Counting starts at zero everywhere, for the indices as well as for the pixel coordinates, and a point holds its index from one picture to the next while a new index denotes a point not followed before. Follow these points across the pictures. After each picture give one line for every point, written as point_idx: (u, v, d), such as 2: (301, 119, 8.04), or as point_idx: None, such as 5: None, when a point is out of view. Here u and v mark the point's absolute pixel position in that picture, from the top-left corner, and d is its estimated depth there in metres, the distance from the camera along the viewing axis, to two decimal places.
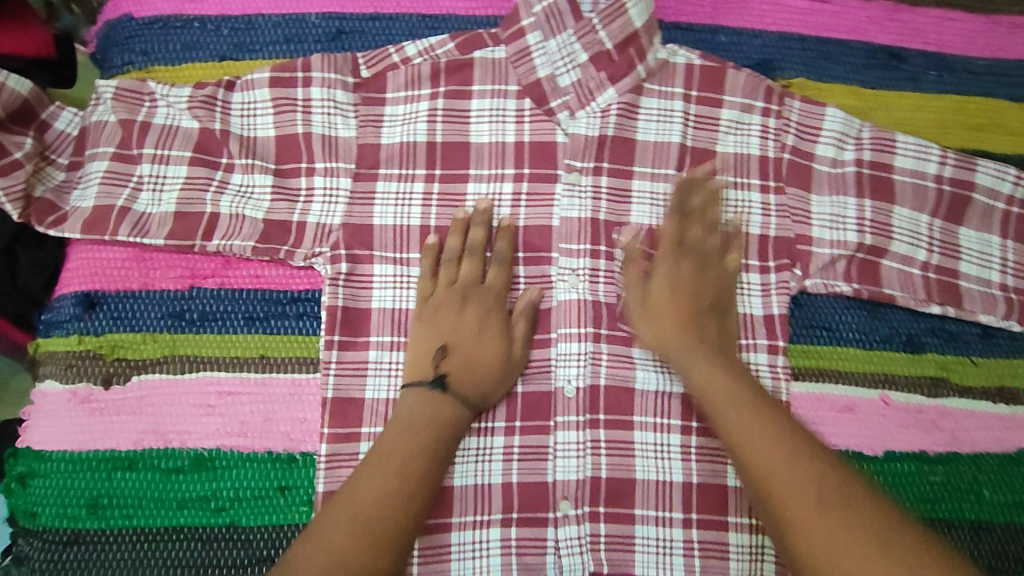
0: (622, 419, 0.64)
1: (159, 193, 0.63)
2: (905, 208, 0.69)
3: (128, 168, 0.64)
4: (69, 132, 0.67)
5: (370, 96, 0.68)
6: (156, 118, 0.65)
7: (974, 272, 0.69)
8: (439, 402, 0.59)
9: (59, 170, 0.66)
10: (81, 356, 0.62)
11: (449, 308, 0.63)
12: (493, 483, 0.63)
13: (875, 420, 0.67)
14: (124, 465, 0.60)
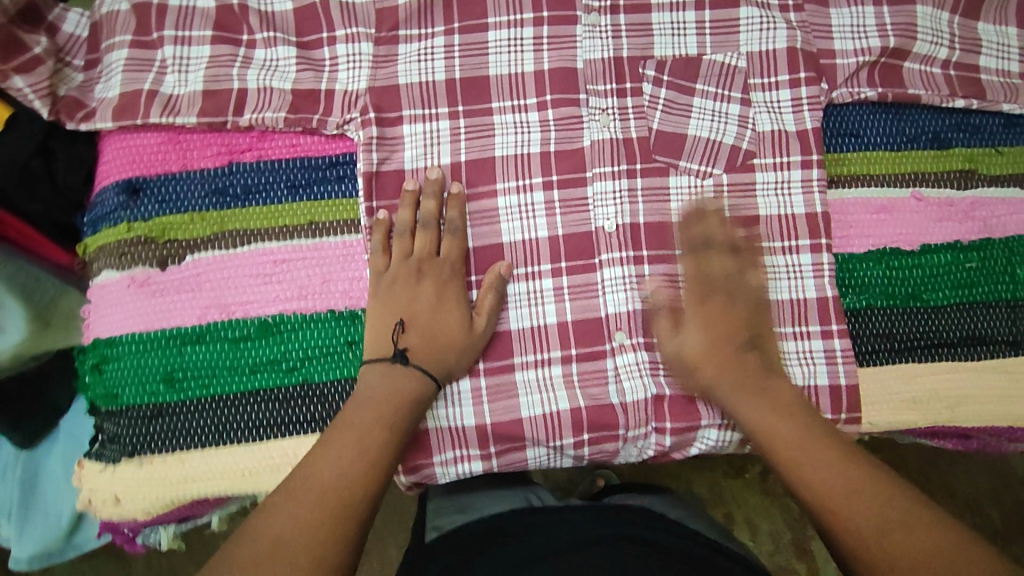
0: (665, 253, 0.66)
1: (184, 73, 0.63)
2: (926, 7, 0.69)
3: (149, 53, 0.64)
4: (80, 34, 0.67)
5: None
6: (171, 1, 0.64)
7: (993, 65, 0.69)
8: (399, 377, 0.58)
9: (77, 72, 0.66)
10: (132, 242, 0.62)
11: (405, 283, 0.61)
12: (549, 324, 0.64)
13: (912, 217, 0.68)
14: (193, 339, 0.61)
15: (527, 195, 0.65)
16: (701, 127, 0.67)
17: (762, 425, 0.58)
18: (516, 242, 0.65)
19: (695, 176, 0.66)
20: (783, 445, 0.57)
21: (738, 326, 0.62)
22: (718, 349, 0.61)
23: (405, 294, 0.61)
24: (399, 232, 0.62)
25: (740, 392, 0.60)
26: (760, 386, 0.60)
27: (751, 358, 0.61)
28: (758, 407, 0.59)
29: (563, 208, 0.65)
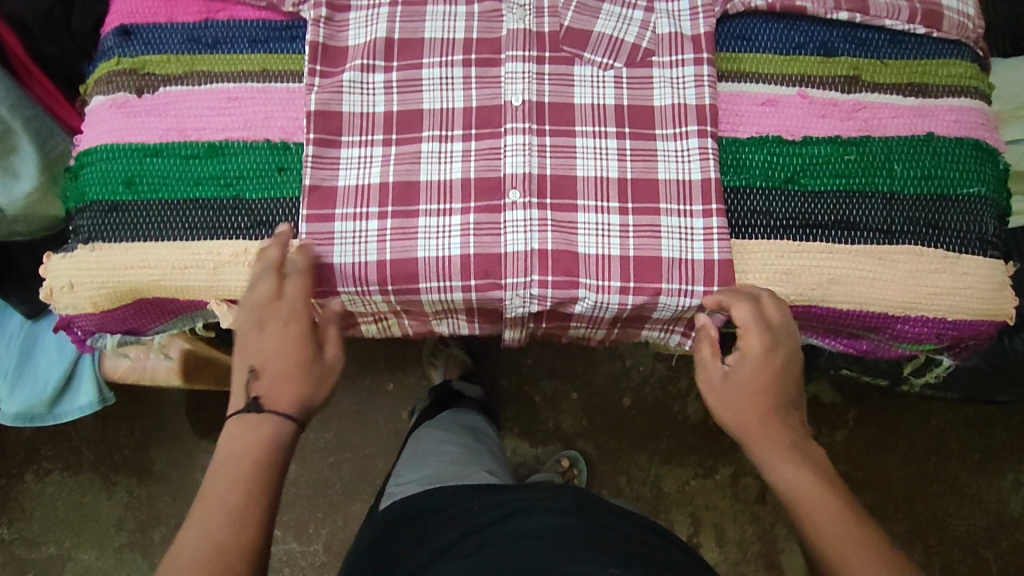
0: (565, 128, 0.74)
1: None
2: None
3: None
4: None
5: None
6: None
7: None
8: (257, 425, 0.63)
9: None
10: (118, 74, 0.76)
11: (256, 328, 0.66)
12: (453, 178, 0.73)
13: (795, 112, 0.74)
14: (153, 153, 0.73)
15: (448, 70, 0.75)
16: (606, 26, 0.76)
17: (818, 518, 0.58)
18: (434, 110, 0.75)
19: (597, 67, 0.76)
20: (799, 496, 0.60)
21: (766, 387, 0.65)
22: (760, 415, 0.64)
23: (247, 331, 0.66)
24: (262, 300, 0.66)
25: (781, 473, 0.61)
26: (846, 521, 0.57)
27: (780, 422, 0.64)
28: (824, 513, 0.58)
29: (478, 83, 0.75)
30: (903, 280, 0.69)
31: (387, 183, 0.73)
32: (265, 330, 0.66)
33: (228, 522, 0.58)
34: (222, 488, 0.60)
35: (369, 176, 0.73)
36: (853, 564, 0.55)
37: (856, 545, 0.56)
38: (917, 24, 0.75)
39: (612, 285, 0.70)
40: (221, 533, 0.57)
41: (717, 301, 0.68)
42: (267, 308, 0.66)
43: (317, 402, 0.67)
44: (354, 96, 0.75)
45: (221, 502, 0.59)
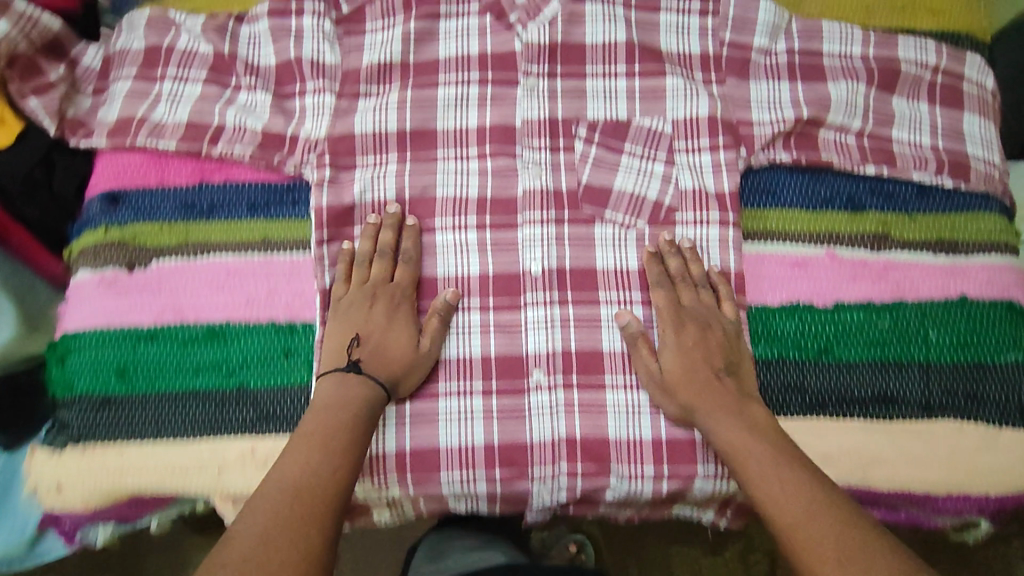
0: (588, 297, 0.71)
1: (146, 100, 0.73)
2: (842, 83, 0.74)
3: (148, 86, 0.73)
4: (94, 64, 0.77)
5: (353, 29, 0.77)
6: (179, 44, 0.75)
7: (908, 138, 0.73)
8: (350, 384, 0.62)
9: (86, 97, 0.75)
10: (106, 246, 0.70)
11: (358, 303, 0.67)
12: (474, 355, 0.69)
13: (825, 274, 0.71)
14: (147, 338, 0.68)
15: (463, 234, 0.72)
16: (626, 182, 0.73)
17: (762, 488, 0.57)
18: (449, 276, 0.72)
19: (619, 226, 0.72)
20: (744, 457, 0.60)
21: (701, 360, 0.66)
22: (698, 402, 0.64)
23: (348, 299, 0.67)
24: (359, 261, 0.69)
25: (724, 438, 0.62)
26: (802, 499, 0.55)
27: (722, 394, 0.64)
28: (767, 480, 0.58)
29: (494, 247, 0.72)
30: (941, 457, 0.67)
31: None
32: (376, 323, 0.66)
33: (297, 484, 0.55)
34: (312, 427, 0.59)
35: None
36: (800, 513, 0.54)
37: (807, 515, 0.54)
38: (944, 175, 0.72)
39: (645, 472, 0.67)
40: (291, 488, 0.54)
41: (653, 258, 0.71)
42: (356, 310, 0.67)
43: (405, 380, 0.66)
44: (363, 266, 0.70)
45: (302, 459, 0.57)
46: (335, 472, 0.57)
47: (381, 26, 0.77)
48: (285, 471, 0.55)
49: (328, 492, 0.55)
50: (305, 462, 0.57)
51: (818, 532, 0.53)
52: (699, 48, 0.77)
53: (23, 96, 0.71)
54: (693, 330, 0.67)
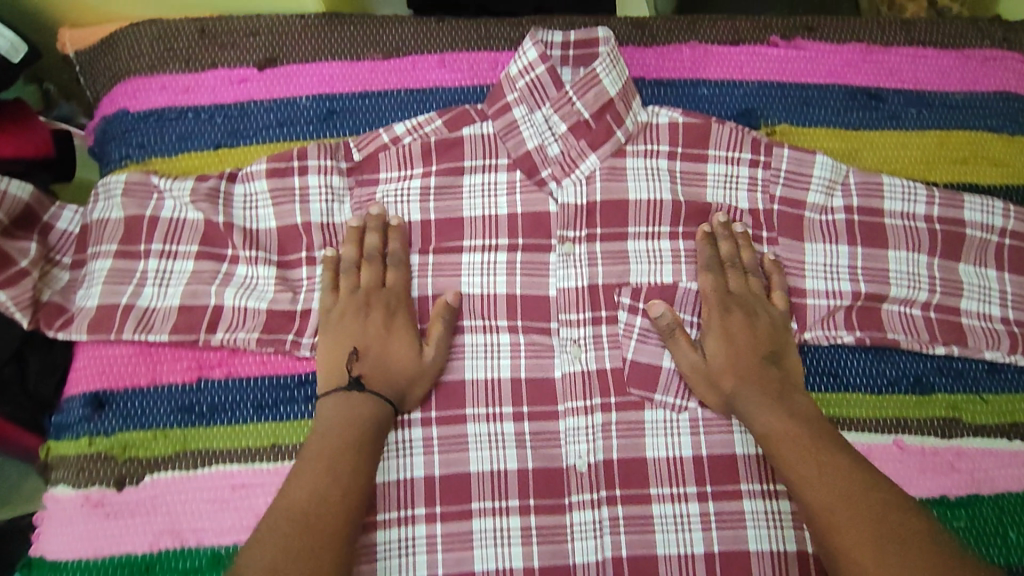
0: (640, 493, 0.62)
1: (129, 285, 0.63)
2: (901, 250, 0.68)
3: (132, 265, 0.64)
4: (71, 231, 0.68)
5: (364, 178, 0.68)
6: (163, 212, 0.65)
7: (976, 311, 0.68)
8: (356, 403, 0.59)
9: (64, 271, 0.67)
10: (92, 459, 0.62)
11: (351, 314, 0.63)
12: (514, 568, 0.61)
13: (893, 467, 0.65)
14: (142, 569, 0.59)
15: (498, 425, 0.63)
16: (675, 359, 0.66)
17: (804, 493, 0.56)
18: (483, 472, 0.62)
19: (670, 409, 0.64)
20: (778, 442, 0.59)
21: (746, 354, 0.63)
22: (743, 392, 0.62)
23: (339, 317, 0.63)
24: (346, 267, 0.65)
25: (760, 422, 0.60)
26: (832, 471, 0.56)
27: (764, 367, 0.63)
28: (805, 479, 0.57)
29: (533, 441, 0.63)
30: None
31: None
32: (367, 317, 0.63)
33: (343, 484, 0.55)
34: (322, 450, 0.56)
35: (413, 568, 0.60)
36: (832, 488, 0.55)
37: (846, 503, 0.54)
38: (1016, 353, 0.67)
39: None
40: (327, 489, 0.54)
41: (707, 240, 0.67)
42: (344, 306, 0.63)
43: (412, 394, 0.62)
44: (389, 462, 0.62)
45: (311, 478, 0.55)
46: (343, 493, 0.54)
47: (398, 176, 0.68)
48: (294, 495, 0.53)
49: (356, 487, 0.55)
50: (314, 488, 0.54)
51: (849, 523, 0.53)
52: (749, 204, 0.69)
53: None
54: (738, 318, 0.64)
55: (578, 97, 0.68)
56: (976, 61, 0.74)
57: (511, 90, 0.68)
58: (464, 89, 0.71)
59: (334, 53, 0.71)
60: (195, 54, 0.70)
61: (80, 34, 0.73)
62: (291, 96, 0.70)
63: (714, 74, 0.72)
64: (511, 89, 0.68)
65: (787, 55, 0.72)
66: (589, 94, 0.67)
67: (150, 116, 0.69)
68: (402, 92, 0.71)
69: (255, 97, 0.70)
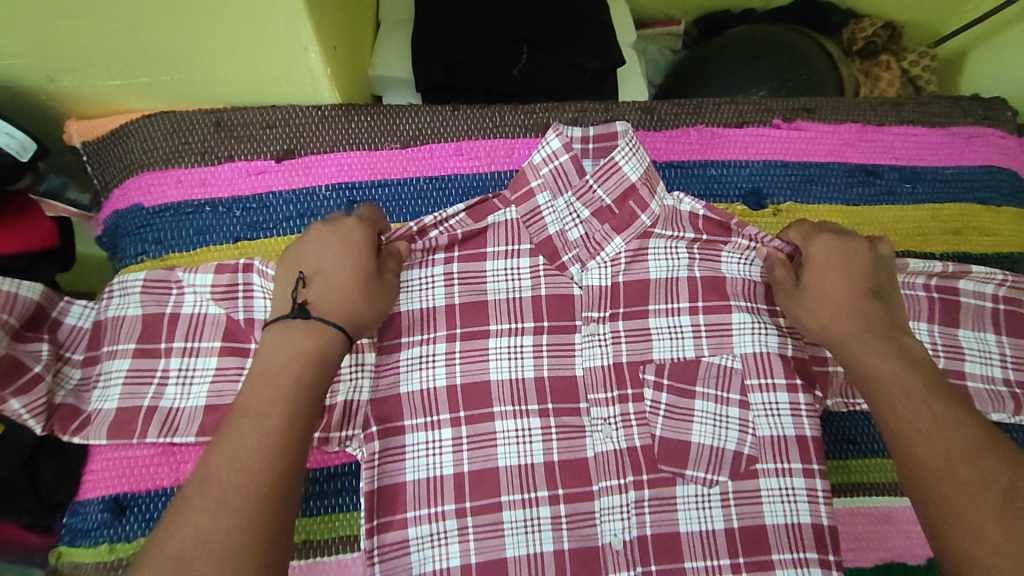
0: (675, 568, 0.64)
1: (144, 387, 0.63)
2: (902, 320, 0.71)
3: (151, 363, 0.64)
4: (81, 325, 0.66)
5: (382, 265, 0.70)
6: (184, 307, 0.65)
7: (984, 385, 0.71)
8: (294, 331, 0.55)
9: (75, 367, 0.65)
10: (113, 567, 0.59)
11: (307, 250, 0.61)
12: None
13: (915, 529, 0.69)
14: None
15: (534, 510, 0.64)
16: (704, 434, 0.67)
17: (900, 423, 0.54)
18: (519, 557, 0.63)
19: (701, 484, 0.66)
20: (881, 381, 0.57)
21: (843, 290, 0.63)
22: (834, 307, 0.63)
23: (293, 253, 0.61)
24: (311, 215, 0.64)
25: (864, 355, 0.59)
26: (911, 387, 0.56)
27: (861, 292, 0.63)
28: (908, 411, 0.54)
29: (569, 523, 0.64)
30: None
31: None
32: (324, 243, 0.61)
33: (271, 451, 0.48)
34: (268, 398, 0.51)
35: None
36: (898, 401, 0.55)
37: (943, 451, 0.51)
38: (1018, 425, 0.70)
39: None
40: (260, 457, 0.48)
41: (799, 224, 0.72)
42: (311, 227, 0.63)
43: (364, 323, 0.59)
44: (423, 552, 0.63)
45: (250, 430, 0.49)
46: (273, 454, 0.48)
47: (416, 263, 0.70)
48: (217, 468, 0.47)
49: (293, 449, 0.49)
50: (245, 460, 0.48)
51: (942, 458, 0.51)
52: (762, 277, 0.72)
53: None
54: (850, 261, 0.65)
55: (599, 185, 0.70)
56: (961, 138, 0.80)
57: (535, 177, 0.70)
58: (481, 175, 0.74)
59: (352, 143, 0.72)
60: (210, 148, 0.71)
61: (88, 125, 0.71)
62: (311, 186, 0.71)
63: (720, 155, 0.77)
64: (535, 176, 0.70)
65: (789, 136, 0.78)
66: (609, 181, 0.70)
67: (166, 210, 0.68)
68: (420, 179, 0.73)
69: (274, 189, 0.70)
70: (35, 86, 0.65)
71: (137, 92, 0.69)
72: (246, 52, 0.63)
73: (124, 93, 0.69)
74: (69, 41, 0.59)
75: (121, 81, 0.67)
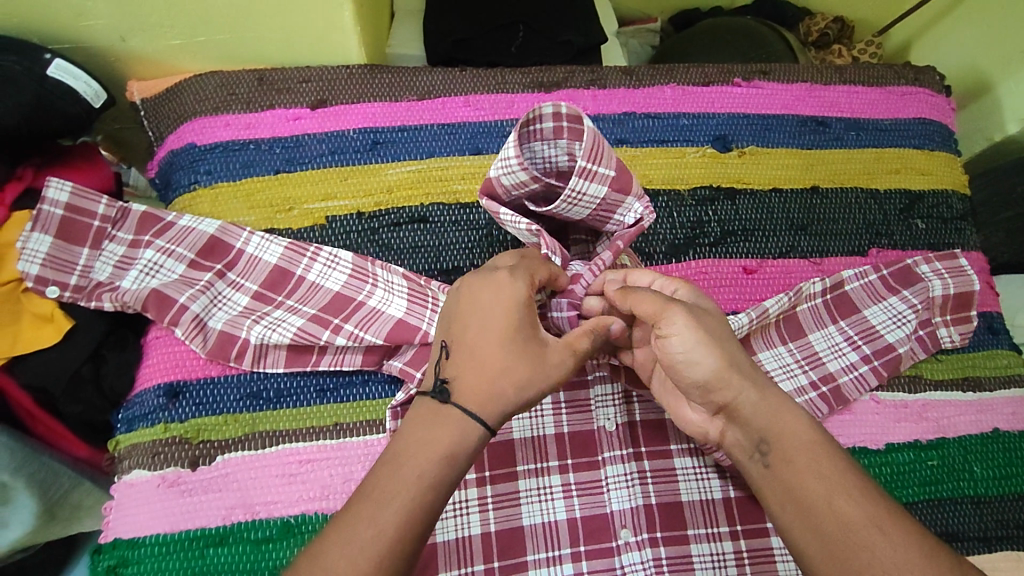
0: (662, 449, 0.72)
1: (298, 313, 0.70)
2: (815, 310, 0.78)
3: (263, 305, 0.71)
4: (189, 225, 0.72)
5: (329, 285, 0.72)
6: (315, 268, 0.72)
7: (853, 330, 0.78)
8: (444, 418, 0.51)
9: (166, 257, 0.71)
10: (168, 443, 0.67)
11: (478, 326, 0.55)
12: (559, 519, 0.69)
13: (873, 418, 0.76)
14: (216, 541, 0.64)
15: (536, 397, 0.72)
16: None
17: (811, 490, 0.52)
18: (526, 438, 0.71)
19: None
20: (787, 445, 0.54)
21: (724, 333, 0.59)
22: (712, 347, 0.57)
23: (463, 321, 0.56)
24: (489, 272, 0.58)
25: (757, 407, 0.56)
26: (822, 452, 0.53)
27: (732, 344, 0.59)
28: (813, 473, 0.52)
29: (568, 408, 0.73)
30: None
31: (489, 534, 0.67)
32: (480, 306, 0.56)
33: (397, 530, 0.47)
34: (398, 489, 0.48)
35: (469, 526, 0.67)
36: (813, 467, 0.52)
37: (859, 516, 0.50)
38: (877, 362, 0.77)
39: None
40: (382, 554, 0.46)
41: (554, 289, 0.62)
42: (483, 294, 0.56)
43: (512, 407, 0.53)
44: None
45: (371, 518, 0.47)
46: (397, 529, 0.47)
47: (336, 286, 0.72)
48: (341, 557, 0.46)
49: (417, 533, 0.48)
50: (356, 560, 0.46)
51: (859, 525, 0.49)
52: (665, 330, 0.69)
53: (168, 327, 0.69)
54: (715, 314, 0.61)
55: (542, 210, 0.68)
56: (896, 95, 0.94)
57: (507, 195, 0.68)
58: (488, 123, 0.84)
59: (376, 95, 0.83)
60: (255, 98, 0.81)
61: (147, 84, 0.82)
62: (340, 130, 0.81)
63: (691, 108, 0.89)
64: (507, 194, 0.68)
65: (749, 93, 0.91)
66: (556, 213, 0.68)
67: (216, 148, 0.79)
68: (434, 125, 0.83)
69: (309, 131, 0.81)
70: (109, 46, 0.77)
71: (193, 52, 0.80)
72: (292, 14, 0.75)
73: (181, 53, 0.80)
74: (146, 3, 0.70)
75: (181, 41, 0.78)
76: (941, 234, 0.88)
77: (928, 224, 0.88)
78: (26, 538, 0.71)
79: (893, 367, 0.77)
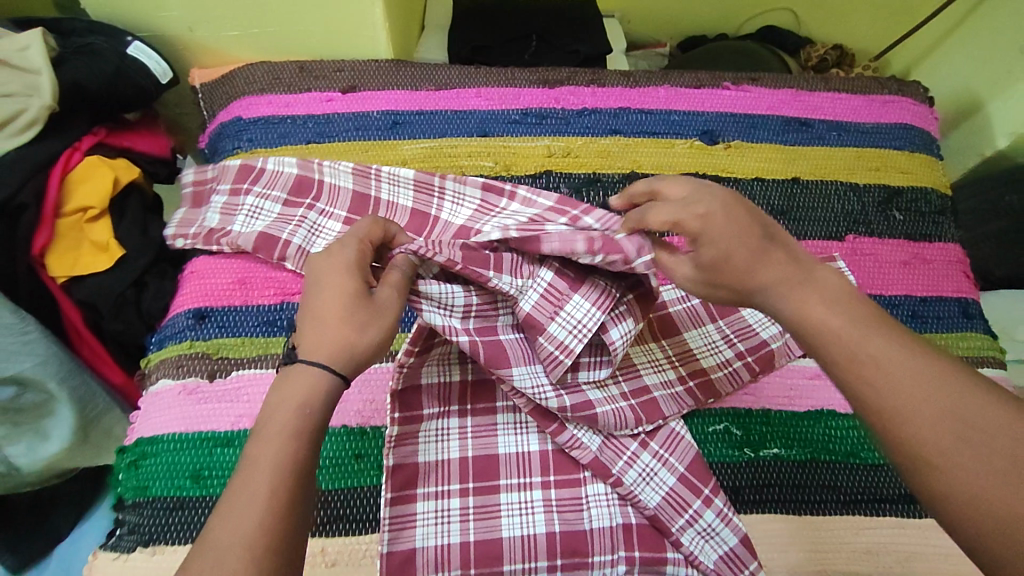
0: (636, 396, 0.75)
1: (330, 218, 0.83)
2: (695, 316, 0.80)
3: (291, 211, 0.84)
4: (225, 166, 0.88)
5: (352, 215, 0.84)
6: (329, 180, 0.85)
7: (728, 330, 0.79)
8: (293, 377, 0.54)
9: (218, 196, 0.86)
10: (191, 357, 0.76)
11: (315, 291, 0.58)
12: (531, 450, 0.73)
13: None
14: (223, 442, 0.72)
15: None
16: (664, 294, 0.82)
17: (875, 378, 0.48)
18: None
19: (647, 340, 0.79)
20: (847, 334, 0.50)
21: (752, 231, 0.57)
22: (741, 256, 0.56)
23: (305, 295, 0.58)
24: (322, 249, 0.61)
25: (817, 307, 0.52)
26: (878, 332, 0.50)
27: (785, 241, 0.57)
28: (882, 354, 0.48)
29: None
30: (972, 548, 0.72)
31: (466, 458, 0.72)
32: (314, 274, 0.59)
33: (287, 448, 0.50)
34: (271, 455, 0.50)
35: (448, 450, 0.72)
36: (880, 355, 0.48)
37: (935, 395, 0.46)
38: (750, 357, 0.77)
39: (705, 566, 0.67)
40: (271, 464, 0.49)
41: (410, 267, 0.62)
42: (318, 263, 0.60)
43: (362, 355, 0.56)
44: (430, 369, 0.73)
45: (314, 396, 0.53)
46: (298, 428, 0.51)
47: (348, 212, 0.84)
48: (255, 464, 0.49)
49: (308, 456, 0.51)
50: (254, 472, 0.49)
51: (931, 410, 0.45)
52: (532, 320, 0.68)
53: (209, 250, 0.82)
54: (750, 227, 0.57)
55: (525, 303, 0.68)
56: (878, 103, 1.01)
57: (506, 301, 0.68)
58: (495, 111, 0.95)
59: (399, 85, 0.95)
60: (296, 82, 0.94)
61: (207, 72, 0.97)
62: (365, 111, 0.93)
63: (682, 106, 0.98)
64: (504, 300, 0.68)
65: (736, 95, 0.99)
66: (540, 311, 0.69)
67: (258, 121, 0.92)
68: (447, 112, 0.94)
69: (339, 111, 0.93)
70: (180, 35, 0.92)
71: (247, 43, 0.94)
72: (332, 10, 0.89)
73: (237, 44, 0.94)
74: None
75: (237, 32, 0.92)
76: (920, 226, 0.92)
77: (907, 216, 0.93)
78: (62, 452, 0.83)
79: (766, 363, 0.76)
